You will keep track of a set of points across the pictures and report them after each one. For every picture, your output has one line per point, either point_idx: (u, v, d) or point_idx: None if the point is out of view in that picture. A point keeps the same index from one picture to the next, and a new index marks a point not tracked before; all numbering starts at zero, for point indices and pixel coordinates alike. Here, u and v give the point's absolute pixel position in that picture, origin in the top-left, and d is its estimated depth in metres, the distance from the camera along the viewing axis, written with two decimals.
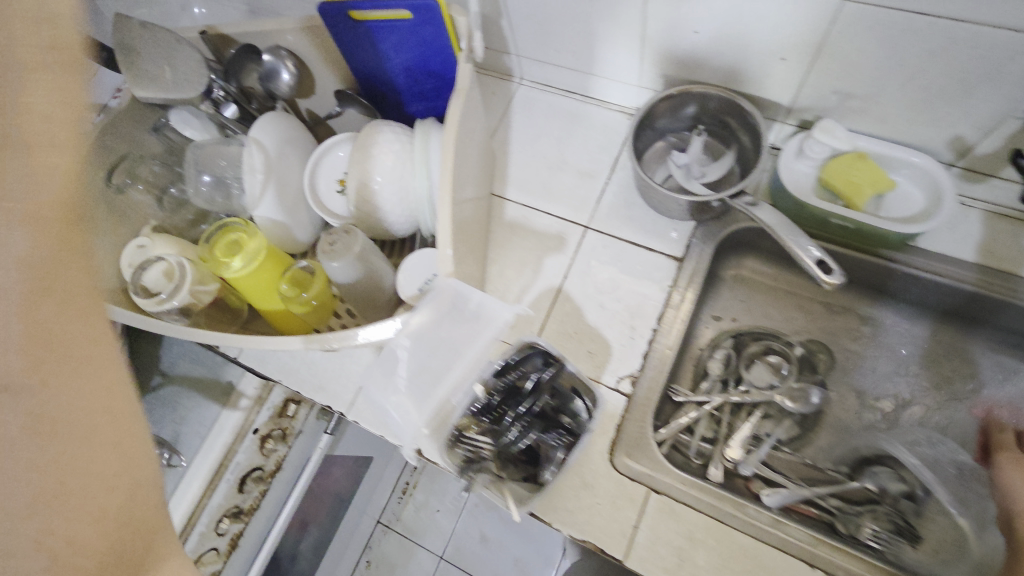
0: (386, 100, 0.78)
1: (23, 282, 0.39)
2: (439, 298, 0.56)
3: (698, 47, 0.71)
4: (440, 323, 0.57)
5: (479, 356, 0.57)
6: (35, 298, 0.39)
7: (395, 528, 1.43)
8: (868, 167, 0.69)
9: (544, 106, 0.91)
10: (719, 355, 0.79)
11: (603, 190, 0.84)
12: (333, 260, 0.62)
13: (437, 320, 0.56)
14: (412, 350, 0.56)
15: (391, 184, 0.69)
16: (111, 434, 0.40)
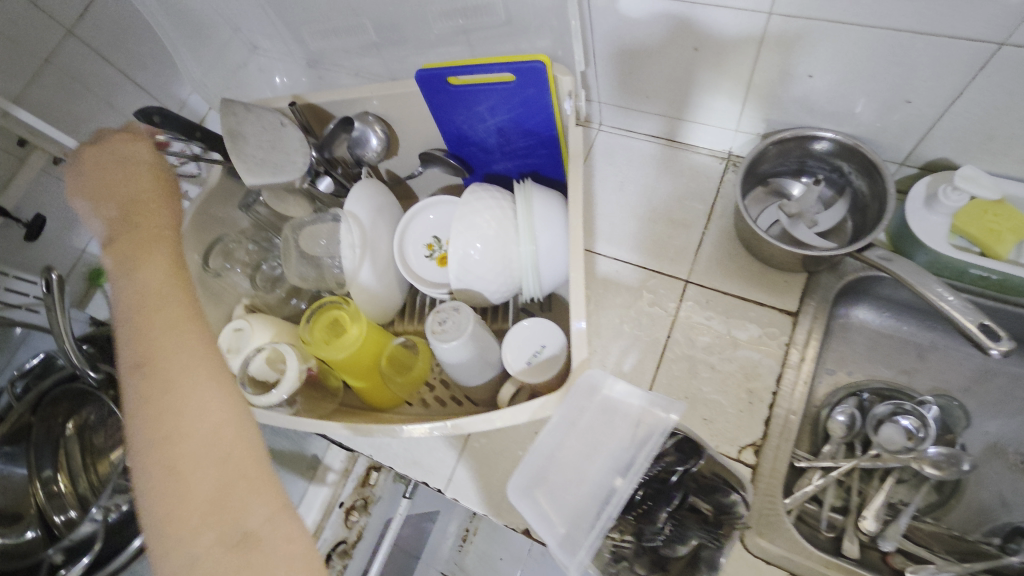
0: (472, 159, 0.75)
1: (156, 288, 0.55)
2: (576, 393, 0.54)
3: (813, 91, 0.67)
4: (578, 414, 0.54)
5: (613, 446, 0.51)
6: (134, 291, 0.55)
7: None
8: (1010, 211, 0.64)
9: (626, 152, 0.87)
10: (842, 416, 0.73)
11: (700, 240, 0.79)
12: (446, 341, 0.58)
13: (573, 410, 0.54)
14: (549, 443, 0.53)
15: (495, 253, 0.65)
16: (195, 363, 0.51)
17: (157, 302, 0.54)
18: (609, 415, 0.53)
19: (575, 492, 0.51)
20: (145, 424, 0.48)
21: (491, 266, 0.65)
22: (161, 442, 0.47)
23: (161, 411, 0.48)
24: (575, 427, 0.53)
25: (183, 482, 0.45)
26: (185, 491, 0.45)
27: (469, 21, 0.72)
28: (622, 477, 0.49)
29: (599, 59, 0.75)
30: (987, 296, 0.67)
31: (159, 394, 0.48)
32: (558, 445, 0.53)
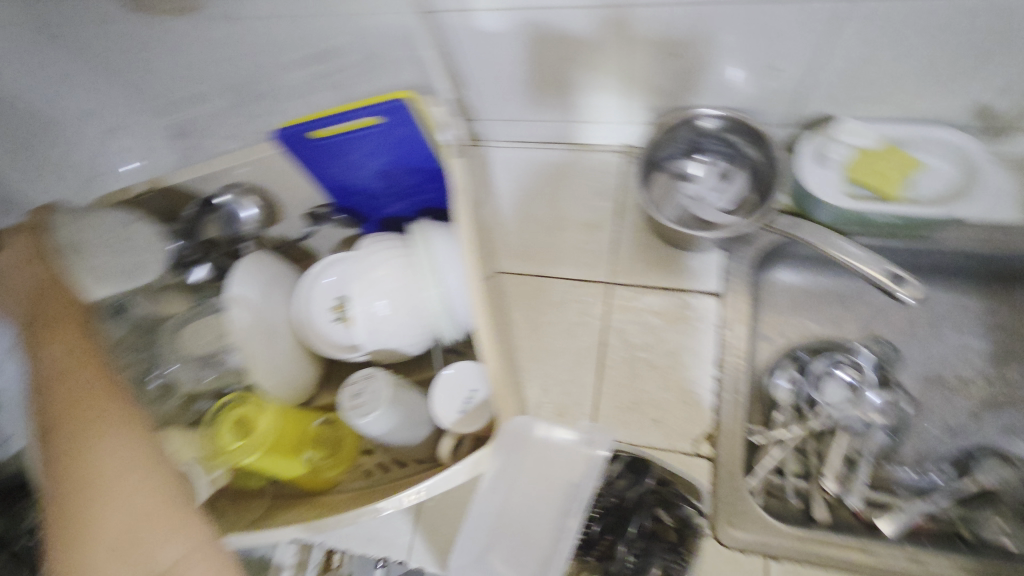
0: (362, 207, 0.71)
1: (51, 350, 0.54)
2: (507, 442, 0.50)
3: (686, 74, 0.66)
4: (515, 464, 0.51)
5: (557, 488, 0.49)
6: (37, 357, 0.53)
7: None
8: (893, 154, 0.66)
9: (523, 164, 0.84)
10: (785, 381, 0.74)
11: (613, 239, 0.77)
12: (366, 415, 0.53)
13: (508, 462, 0.50)
14: (493, 502, 0.50)
15: (402, 306, 0.61)
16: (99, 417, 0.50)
17: (55, 372, 0.52)
18: (546, 456, 0.51)
19: (529, 544, 0.49)
20: (53, 484, 0.47)
21: (403, 319, 0.61)
22: (69, 501, 0.46)
23: (67, 472, 0.47)
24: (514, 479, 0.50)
25: (95, 531, 0.45)
26: (96, 545, 0.44)
27: (327, 66, 0.68)
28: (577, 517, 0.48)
29: (473, 78, 0.73)
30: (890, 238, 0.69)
31: (65, 455, 0.47)
32: (502, 500, 0.50)
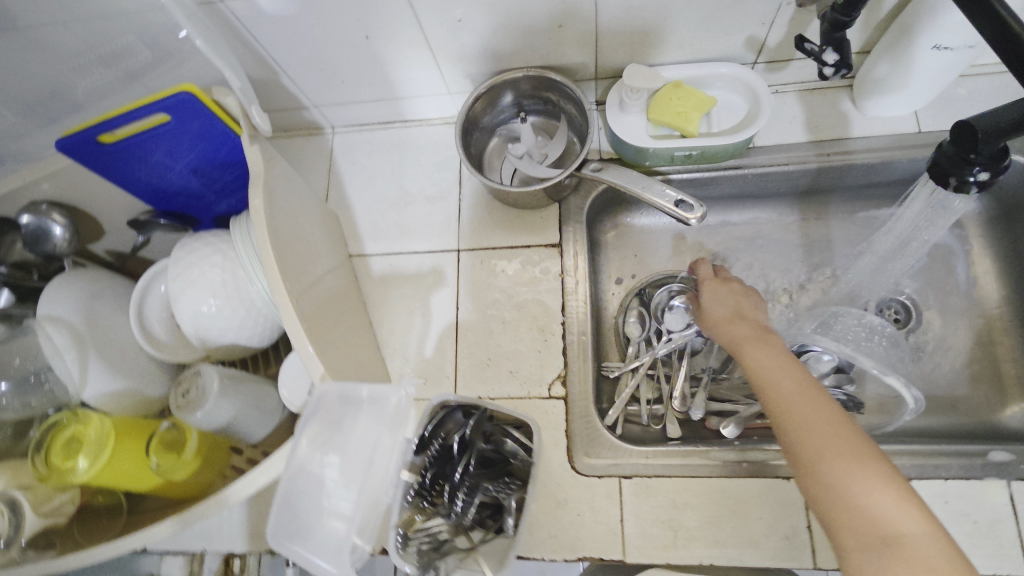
0: (188, 208, 0.70)
1: None
2: (324, 407, 0.51)
3: (487, 38, 0.68)
4: (336, 429, 0.51)
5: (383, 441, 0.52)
6: None
7: None
8: (686, 93, 0.71)
9: (366, 146, 0.85)
10: (633, 317, 0.79)
11: (458, 207, 0.80)
12: (196, 411, 0.54)
13: (322, 430, 0.51)
14: (316, 472, 0.50)
15: (234, 300, 0.60)
16: None
17: None
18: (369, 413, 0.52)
19: (364, 501, 0.50)
20: None
21: (230, 314, 0.60)
22: None
23: None
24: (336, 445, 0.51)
25: None
26: None
27: (119, 69, 0.65)
28: (405, 468, 0.50)
29: (285, 64, 0.72)
30: (699, 170, 0.74)
31: None
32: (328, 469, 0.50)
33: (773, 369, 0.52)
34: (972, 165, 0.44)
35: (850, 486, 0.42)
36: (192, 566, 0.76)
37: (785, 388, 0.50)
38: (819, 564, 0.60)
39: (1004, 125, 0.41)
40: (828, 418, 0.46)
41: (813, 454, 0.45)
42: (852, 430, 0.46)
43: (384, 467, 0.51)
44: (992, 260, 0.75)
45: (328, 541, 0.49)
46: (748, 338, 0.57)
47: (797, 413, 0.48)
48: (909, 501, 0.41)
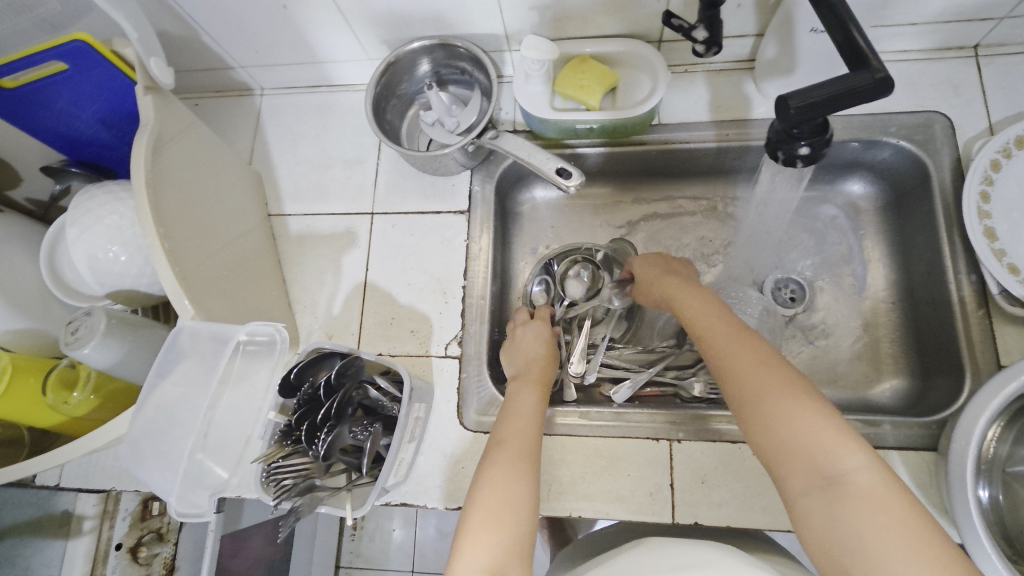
0: (102, 159, 0.72)
1: None
2: (194, 341, 0.54)
3: (393, 3, 0.70)
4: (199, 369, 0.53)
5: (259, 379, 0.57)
6: None
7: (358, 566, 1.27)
8: (592, 67, 0.73)
9: (292, 109, 0.87)
10: (538, 285, 0.81)
11: (375, 173, 0.82)
12: (82, 347, 0.57)
13: (187, 366, 0.53)
14: (174, 409, 0.52)
15: (135, 248, 0.63)
16: None
17: None
18: (242, 355, 0.55)
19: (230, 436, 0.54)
20: None
21: (126, 260, 0.62)
22: None
23: None
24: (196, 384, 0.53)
25: None
26: None
27: None
28: (275, 410, 0.56)
29: (202, 23, 0.74)
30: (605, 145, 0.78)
31: None
32: (185, 408, 0.52)
33: (723, 331, 0.56)
34: (796, 138, 0.46)
35: (794, 429, 0.47)
36: (105, 505, 0.81)
37: (729, 348, 0.55)
38: (677, 519, 0.64)
39: (817, 102, 0.43)
40: (768, 370, 0.51)
41: (761, 406, 0.50)
42: (792, 377, 0.51)
43: (257, 404, 0.57)
44: (881, 244, 0.78)
45: (169, 462, 0.51)
46: (692, 302, 0.62)
47: (743, 370, 0.52)
48: (846, 436, 0.46)
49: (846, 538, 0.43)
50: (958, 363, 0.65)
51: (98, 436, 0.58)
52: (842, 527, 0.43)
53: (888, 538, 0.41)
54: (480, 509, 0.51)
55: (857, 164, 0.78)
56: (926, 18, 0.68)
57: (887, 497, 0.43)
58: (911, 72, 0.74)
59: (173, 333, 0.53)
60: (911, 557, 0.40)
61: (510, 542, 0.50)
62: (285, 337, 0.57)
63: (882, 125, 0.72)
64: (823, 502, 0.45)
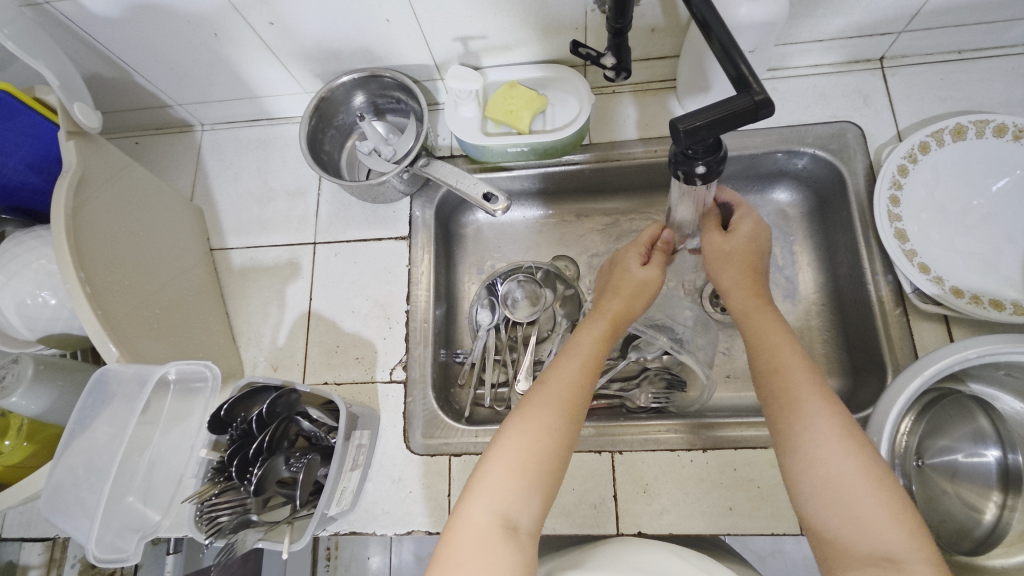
0: (35, 203, 0.72)
1: None
2: (119, 384, 0.54)
3: (321, 39, 0.72)
4: (120, 410, 0.54)
5: (193, 419, 0.58)
6: None
7: None
8: (520, 92, 0.75)
9: (233, 143, 0.88)
10: (483, 307, 0.81)
11: (318, 203, 0.83)
12: (9, 395, 0.56)
13: (111, 410, 0.54)
14: (95, 452, 0.53)
15: (65, 292, 0.63)
16: None
17: None
18: (171, 393, 0.57)
19: (161, 476, 0.55)
20: None
21: (57, 304, 0.63)
22: None
23: None
24: (120, 426, 0.53)
25: None
26: None
27: None
28: (207, 448, 0.56)
29: (133, 64, 0.75)
30: (538, 165, 0.80)
31: None
32: (107, 450, 0.52)
33: (770, 324, 0.57)
34: (692, 158, 0.49)
35: (813, 422, 0.48)
36: (50, 554, 0.79)
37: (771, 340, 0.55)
38: (621, 530, 0.65)
39: (705, 125, 0.46)
40: (806, 366, 0.52)
41: (791, 395, 0.51)
42: (823, 383, 0.51)
43: (189, 441, 0.57)
44: (809, 249, 0.81)
45: (90, 509, 0.51)
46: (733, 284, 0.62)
47: (782, 360, 0.53)
48: (862, 445, 0.46)
49: (833, 519, 0.45)
50: (880, 360, 0.68)
51: (22, 489, 0.57)
52: (831, 510, 0.45)
53: (875, 531, 0.43)
54: (498, 457, 0.48)
55: (782, 174, 0.81)
56: (830, 35, 0.72)
57: (883, 499, 0.44)
58: (823, 85, 0.78)
59: (96, 377, 0.53)
60: (886, 555, 0.42)
61: (526, 495, 0.47)
62: (216, 375, 0.58)
63: (798, 136, 0.76)
64: (817, 488, 0.46)
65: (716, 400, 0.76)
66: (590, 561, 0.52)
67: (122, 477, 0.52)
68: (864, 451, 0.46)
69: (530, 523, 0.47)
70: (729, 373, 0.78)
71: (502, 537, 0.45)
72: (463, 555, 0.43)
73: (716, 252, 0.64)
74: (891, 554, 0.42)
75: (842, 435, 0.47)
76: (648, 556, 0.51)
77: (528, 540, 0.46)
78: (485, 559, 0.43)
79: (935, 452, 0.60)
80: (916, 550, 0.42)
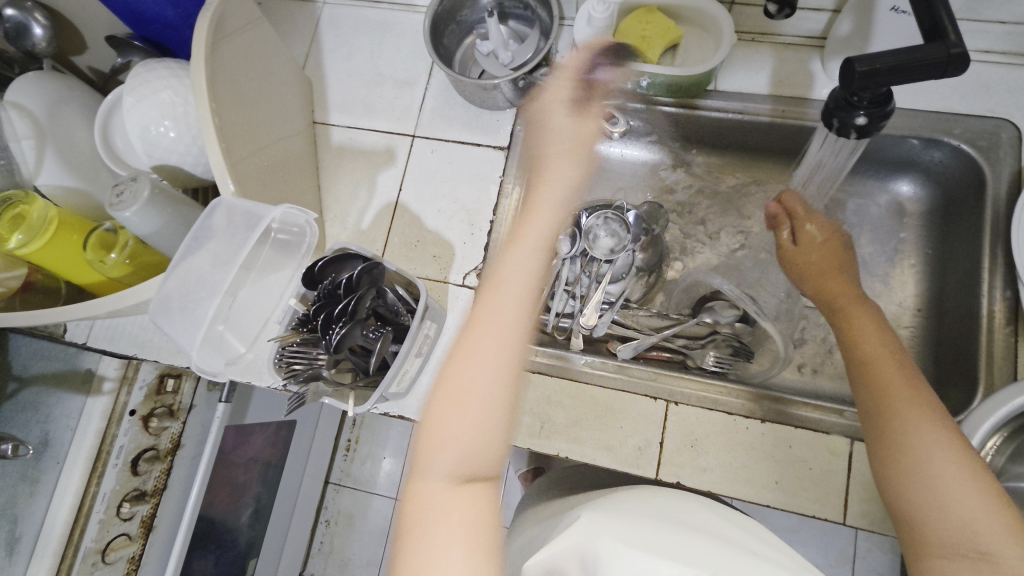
0: (164, 38, 0.74)
1: None
2: (229, 217, 0.57)
3: None
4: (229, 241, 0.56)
5: (288, 268, 0.61)
6: None
7: (347, 484, 1.30)
8: (657, 19, 0.71)
9: (352, 21, 0.87)
10: (564, 236, 0.81)
11: (423, 97, 0.83)
12: (124, 210, 0.59)
13: (220, 242, 0.56)
14: (201, 276, 0.55)
15: (184, 126, 0.65)
16: None
17: None
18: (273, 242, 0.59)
19: (252, 312, 0.60)
20: None
21: (175, 137, 0.65)
22: None
23: None
24: (225, 258, 0.56)
25: None
26: None
27: None
28: (295, 297, 0.60)
29: None
30: (657, 100, 0.77)
31: None
32: (213, 275, 0.55)
33: (865, 319, 0.57)
34: (855, 107, 0.48)
35: (898, 414, 0.49)
36: (126, 371, 0.84)
37: (863, 335, 0.55)
38: (660, 476, 0.66)
39: (883, 71, 0.44)
40: (895, 361, 0.52)
41: (878, 392, 0.51)
42: (914, 376, 0.51)
43: (280, 287, 0.61)
44: (917, 250, 0.77)
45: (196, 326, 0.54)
46: (835, 282, 0.62)
47: (867, 351, 0.54)
48: (960, 445, 0.45)
49: (924, 507, 0.44)
50: (974, 375, 0.64)
51: (122, 298, 0.60)
52: (932, 513, 0.44)
53: (969, 524, 0.42)
54: (454, 394, 0.46)
55: (910, 164, 0.76)
56: (1017, 16, 0.66)
57: (974, 492, 0.43)
58: (988, 75, 0.71)
59: (211, 206, 0.55)
60: (977, 546, 0.41)
61: (485, 439, 0.45)
62: (313, 233, 0.61)
63: (946, 124, 0.70)
64: (903, 478, 0.46)
65: (780, 378, 0.75)
66: (608, 501, 0.46)
67: (224, 305, 0.55)
68: (961, 452, 0.45)
69: (491, 475, 0.45)
70: (801, 357, 0.75)
71: (465, 487, 0.43)
72: (438, 499, 0.43)
73: (796, 262, 0.67)
74: (985, 544, 0.41)
75: (929, 429, 0.47)
76: (671, 501, 0.48)
77: (494, 487, 0.45)
78: (458, 501, 0.42)
79: (1012, 477, 0.57)
80: (1010, 542, 0.40)
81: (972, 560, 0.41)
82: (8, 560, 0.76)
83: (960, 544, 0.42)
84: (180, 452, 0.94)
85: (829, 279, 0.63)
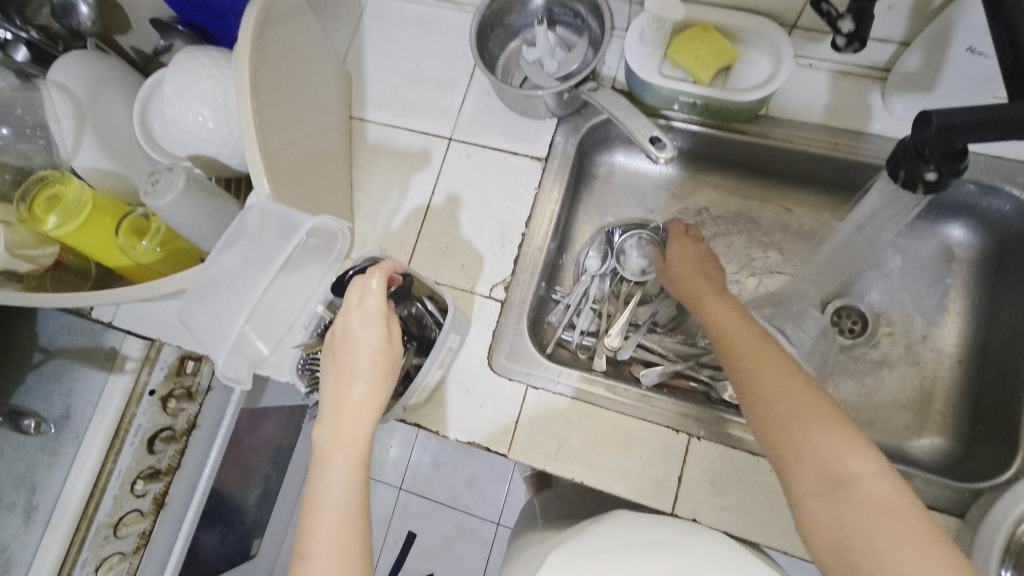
0: (208, 24, 0.73)
1: None
2: (261, 219, 0.56)
3: None
4: (257, 244, 0.55)
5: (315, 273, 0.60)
6: None
7: None
8: (713, 39, 0.68)
9: (395, 15, 0.85)
10: (595, 253, 0.80)
11: (463, 99, 0.81)
12: (159, 201, 0.59)
13: (249, 244, 0.55)
14: (228, 278, 0.54)
15: (222, 117, 0.64)
16: None
17: None
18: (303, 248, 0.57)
19: (277, 317, 0.58)
20: None
21: (212, 127, 0.64)
22: None
23: None
24: (253, 262, 0.54)
25: None
26: None
27: None
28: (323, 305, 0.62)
29: None
30: (702, 122, 0.74)
31: None
32: (240, 278, 0.54)
33: (719, 304, 0.61)
34: (925, 160, 0.45)
35: (758, 370, 0.52)
36: (148, 352, 0.84)
37: (720, 315, 0.60)
38: (676, 510, 0.64)
39: (963, 127, 0.41)
40: (749, 330, 0.56)
41: (735, 362, 0.55)
42: (765, 340, 0.55)
43: (306, 294, 0.59)
44: (964, 298, 0.74)
45: (223, 330, 0.53)
46: (694, 281, 0.66)
47: (724, 328, 0.58)
48: (808, 391, 0.49)
49: (789, 453, 0.47)
50: (1013, 438, 0.62)
51: (150, 287, 0.60)
52: (796, 457, 0.47)
53: (823, 456, 0.45)
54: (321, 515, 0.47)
55: (966, 209, 0.72)
56: None
57: (825, 428, 0.46)
58: None
59: (246, 207, 0.55)
60: (835, 478, 0.44)
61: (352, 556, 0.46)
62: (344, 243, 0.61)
63: (1010, 172, 0.66)
64: (771, 433, 0.49)
65: None
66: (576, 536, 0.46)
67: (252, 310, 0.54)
68: (807, 396, 0.49)
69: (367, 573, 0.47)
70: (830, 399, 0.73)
71: None
72: None
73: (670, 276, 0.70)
74: (841, 475, 0.44)
75: (778, 382, 0.51)
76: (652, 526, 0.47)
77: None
78: None
79: None
80: (857, 461, 0.44)
81: (834, 494, 0.43)
82: (26, 527, 0.78)
83: (822, 477, 0.44)
84: (195, 433, 0.94)
85: (690, 280, 0.67)
